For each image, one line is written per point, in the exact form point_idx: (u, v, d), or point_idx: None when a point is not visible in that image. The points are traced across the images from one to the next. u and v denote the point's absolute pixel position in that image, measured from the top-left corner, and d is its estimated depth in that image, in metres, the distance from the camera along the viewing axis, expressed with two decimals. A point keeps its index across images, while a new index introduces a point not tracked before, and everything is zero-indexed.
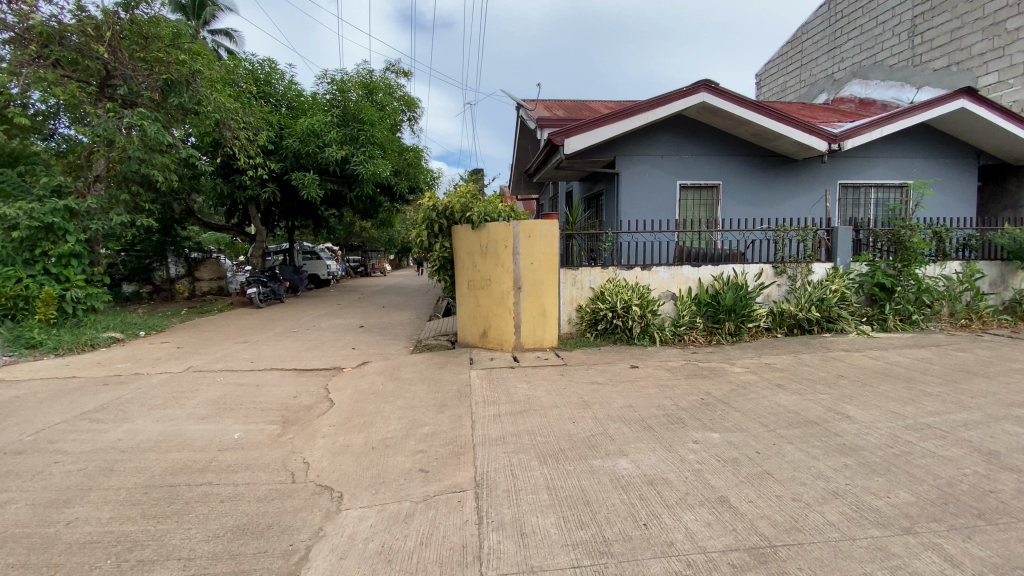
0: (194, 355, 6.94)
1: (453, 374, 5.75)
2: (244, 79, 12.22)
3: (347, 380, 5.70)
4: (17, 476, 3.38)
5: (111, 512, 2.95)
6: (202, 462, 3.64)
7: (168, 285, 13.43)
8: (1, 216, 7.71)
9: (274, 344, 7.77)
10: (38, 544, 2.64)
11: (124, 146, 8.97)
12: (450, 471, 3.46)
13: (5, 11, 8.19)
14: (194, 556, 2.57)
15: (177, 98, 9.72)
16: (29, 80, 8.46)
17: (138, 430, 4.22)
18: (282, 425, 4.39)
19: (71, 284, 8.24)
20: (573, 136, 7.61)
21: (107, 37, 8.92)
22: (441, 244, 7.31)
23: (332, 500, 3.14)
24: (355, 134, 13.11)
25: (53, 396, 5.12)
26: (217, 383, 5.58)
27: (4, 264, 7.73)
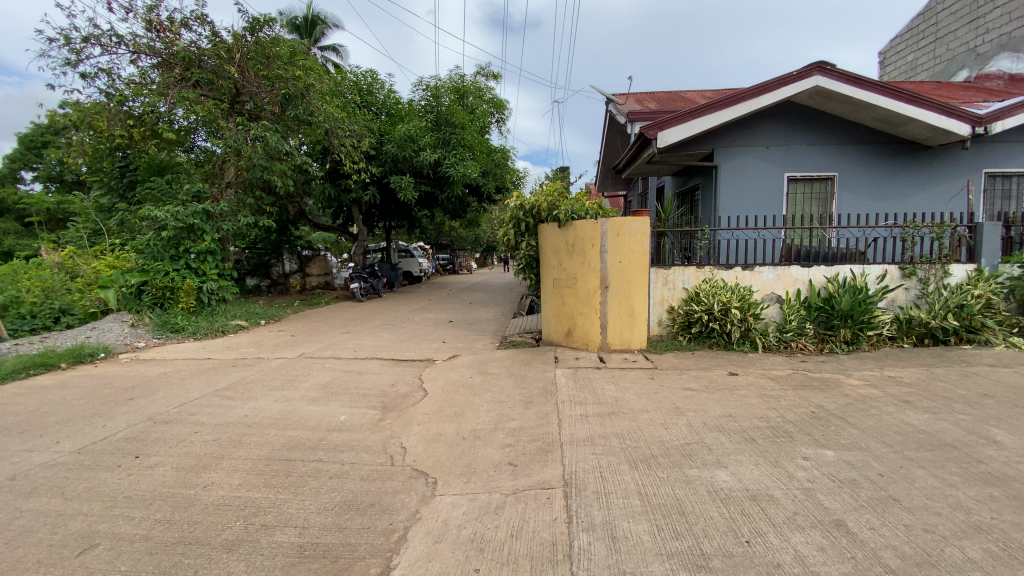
0: (305, 343, 7.63)
1: (539, 372, 5.78)
2: (349, 90, 13.19)
3: (439, 372, 5.95)
4: (167, 443, 3.93)
5: (241, 479, 3.33)
6: (313, 440, 3.99)
7: (284, 279, 14.87)
8: (154, 219, 9.00)
9: (373, 335, 8.31)
10: (182, 503, 3.03)
11: (250, 155, 10.15)
12: (538, 467, 3.47)
13: (155, 39, 9.55)
14: (307, 526, 2.81)
15: (293, 110, 10.77)
16: (177, 101, 9.78)
17: (261, 408, 4.73)
18: (381, 410, 4.69)
19: (208, 277, 9.39)
20: (668, 129, 7.28)
21: (236, 59, 10.07)
22: (527, 242, 7.38)
23: (427, 484, 3.28)
24: (447, 137, 13.66)
25: (193, 374, 5.89)
26: (324, 369, 6.09)
27: (156, 259, 9.02)
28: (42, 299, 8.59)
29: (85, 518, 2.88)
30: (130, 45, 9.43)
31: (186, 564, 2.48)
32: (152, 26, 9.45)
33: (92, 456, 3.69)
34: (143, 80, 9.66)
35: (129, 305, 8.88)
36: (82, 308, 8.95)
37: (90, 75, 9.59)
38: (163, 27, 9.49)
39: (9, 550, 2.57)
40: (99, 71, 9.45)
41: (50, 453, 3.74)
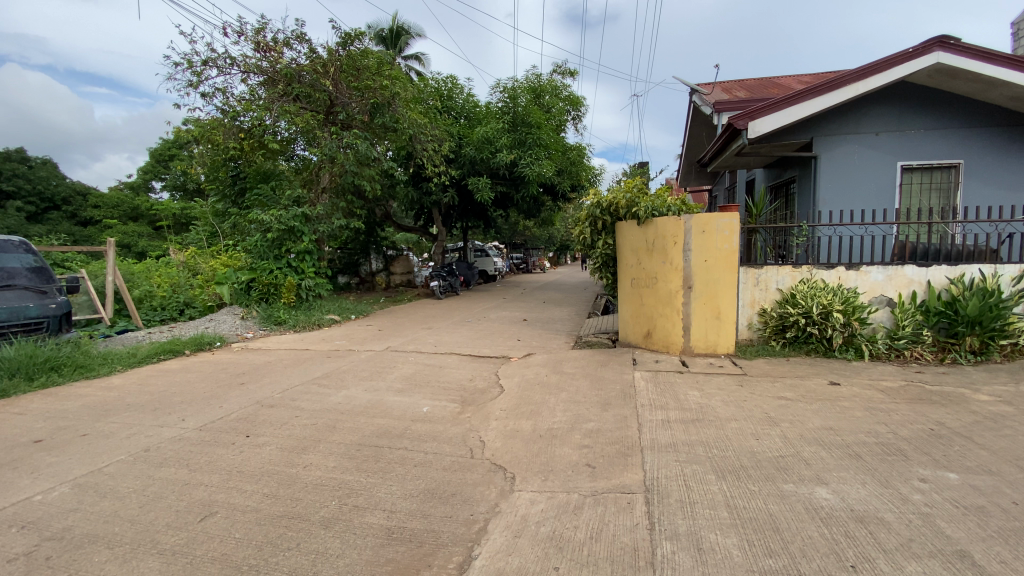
0: (390, 337, 8.07)
1: (617, 373, 5.67)
2: (431, 96, 13.72)
3: (515, 369, 6.02)
4: (272, 424, 4.32)
5: (335, 462, 3.59)
6: (399, 429, 4.20)
7: (371, 278, 15.78)
8: (262, 222, 9.96)
9: (452, 332, 8.58)
10: (286, 480, 3.33)
11: (343, 162, 10.97)
12: (617, 470, 3.39)
13: (262, 59, 10.52)
14: (395, 510, 2.97)
15: (381, 117, 11.45)
16: (280, 114, 10.71)
17: (352, 396, 5.06)
18: (461, 404, 4.84)
19: (306, 275, 10.21)
20: (759, 118, 6.82)
21: (331, 72, 10.85)
22: (604, 240, 7.25)
23: (506, 479, 3.34)
24: (524, 137, 13.78)
25: (293, 364, 6.44)
26: (408, 362, 6.39)
27: (263, 258, 9.96)
28: (171, 294, 9.95)
29: (206, 488, 3.25)
30: (242, 66, 10.47)
31: (289, 537, 2.71)
32: (260, 47, 10.42)
33: (212, 433, 4.15)
34: (252, 96, 10.66)
35: (240, 300, 9.89)
36: (202, 302, 10.11)
37: (209, 95, 10.78)
38: (269, 48, 10.45)
39: (148, 512, 2.97)
40: (216, 90, 10.59)
41: (178, 428, 4.26)
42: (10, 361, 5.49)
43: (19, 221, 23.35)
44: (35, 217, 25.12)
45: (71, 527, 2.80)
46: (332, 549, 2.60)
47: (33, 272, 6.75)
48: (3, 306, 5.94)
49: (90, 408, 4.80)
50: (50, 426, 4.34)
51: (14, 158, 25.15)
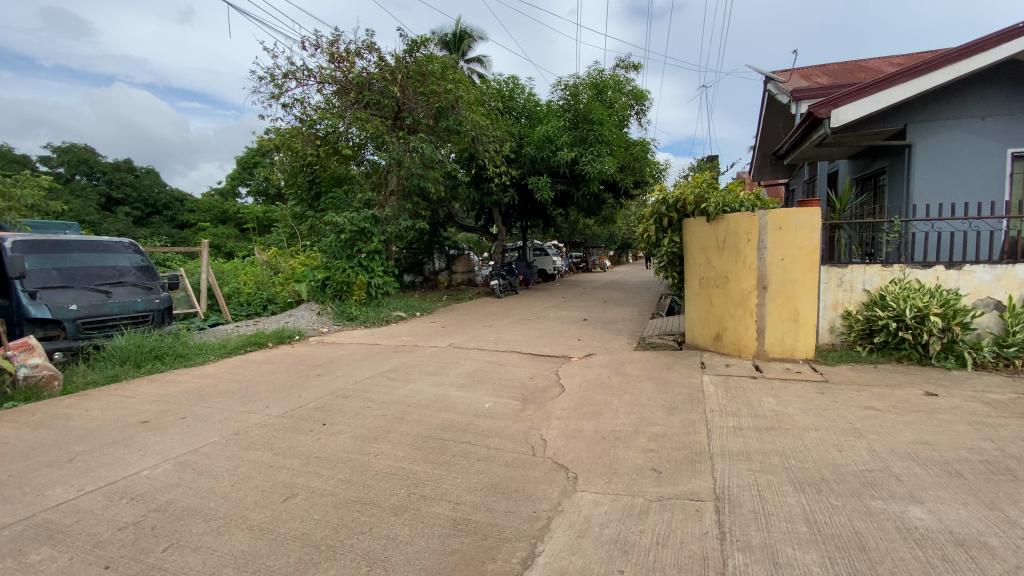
0: (453, 334, 8.29)
1: (683, 377, 5.48)
2: (492, 97, 13.91)
3: (577, 369, 5.98)
4: (346, 414, 4.58)
5: (404, 452, 3.74)
6: (463, 423, 4.31)
7: (434, 276, 16.30)
8: (336, 224, 10.62)
9: (513, 330, 8.68)
10: (359, 467, 3.52)
11: (409, 165, 11.42)
12: (685, 477, 3.29)
13: (336, 69, 11.12)
14: (460, 502, 3.05)
15: (445, 121, 11.83)
16: (352, 121, 11.28)
17: (418, 390, 5.26)
18: (522, 401, 4.88)
19: (375, 273, 10.73)
20: (844, 105, 6.33)
21: (398, 79, 11.29)
22: (670, 238, 7.02)
23: (568, 479, 3.33)
24: (585, 134, 13.61)
25: (364, 357, 6.77)
26: (471, 359, 6.53)
27: (337, 257, 10.57)
28: (256, 291, 10.81)
29: (288, 471, 3.49)
30: (318, 77, 11.13)
31: (363, 521, 2.86)
32: (334, 58, 11.02)
33: (293, 420, 4.47)
34: (327, 104, 11.31)
35: (316, 297, 10.54)
36: (283, 299, 10.89)
37: (289, 105, 11.55)
38: (342, 58, 11.02)
39: (238, 490, 3.24)
40: (295, 101, 11.33)
41: (263, 414, 4.62)
42: (122, 351, 6.22)
43: (128, 225, 26.21)
44: (141, 221, 28.12)
45: (172, 501, 3.12)
46: (401, 536, 2.71)
47: (140, 270, 7.55)
48: (116, 300, 6.73)
49: (189, 393, 5.32)
50: (155, 408, 4.85)
51: (124, 168, 28.23)
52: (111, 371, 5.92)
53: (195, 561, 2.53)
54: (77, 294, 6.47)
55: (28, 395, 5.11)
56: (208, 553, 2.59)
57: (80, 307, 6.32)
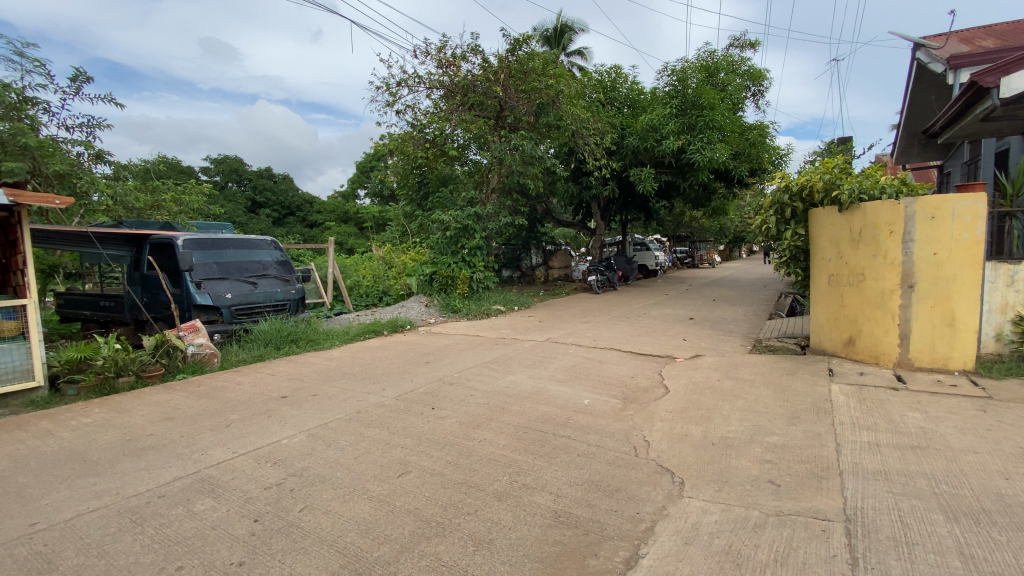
0: (552, 329, 8.35)
1: (806, 384, 4.98)
2: (594, 88, 13.68)
3: (682, 370, 5.70)
4: (452, 400, 4.83)
5: (505, 441, 3.85)
6: (563, 418, 4.33)
7: (531, 271, 16.51)
8: (442, 221, 11.20)
9: (613, 327, 8.52)
10: (464, 451, 3.69)
11: (510, 163, 11.67)
12: (807, 493, 2.99)
13: (443, 74, 11.63)
14: (561, 495, 3.07)
15: (546, 117, 11.92)
16: (457, 123, 11.78)
17: (518, 382, 5.39)
18: (623, 400, 4.78)
19: (477, 268, 11.16)
20: (1019, 72, 5.29)
21: (501, 78, 11.56)
22: (794, 231, 6.37)
23: (674, 483, 3.20)
24: (693, 121, 12.86)
25: (467, 348, 7.09)
26: (570, 355, 6.53)
27: (443, 253, 11.15)
28: (373, 284, 11.84)
29: (402, 449, 3.78)
30: (427, 83, 11.75)
31: (469, 503, 3.00)
32: (442, 63, 11.55)
33: (405, 403, 4.82)
34: (435, 108, 11.87)
35: (424, 290, 11.22)
36: (395, 291, 11.74)
37: (401, 111, 12.35)
38: (449, 63, 11.51)
39: (360, 463, 3.57)
40: (407, 107, 12.09)
41: (380, 396, 5.05)
42: (265, 334, 7.15)
43: (269, 225, 29.91)
44: (279, 221, 32.01)
45: (307, 468, 3.53)
46: (505, 522, 2.80)
47: (279, 264, 8.57)
48: (261, 290, 7.79)
49: (318, 373, 5.97)
50: (291, 385, 5.52)
51: (266, 175, 32.21)
52: (257, 352, 6.84)
53: (325, 523, 2.84)
54: (232, 285, 7.57)
55: (194, 368, 6.09)
56: (336, 517, 2.90)
57: (233, 296, 7.38)
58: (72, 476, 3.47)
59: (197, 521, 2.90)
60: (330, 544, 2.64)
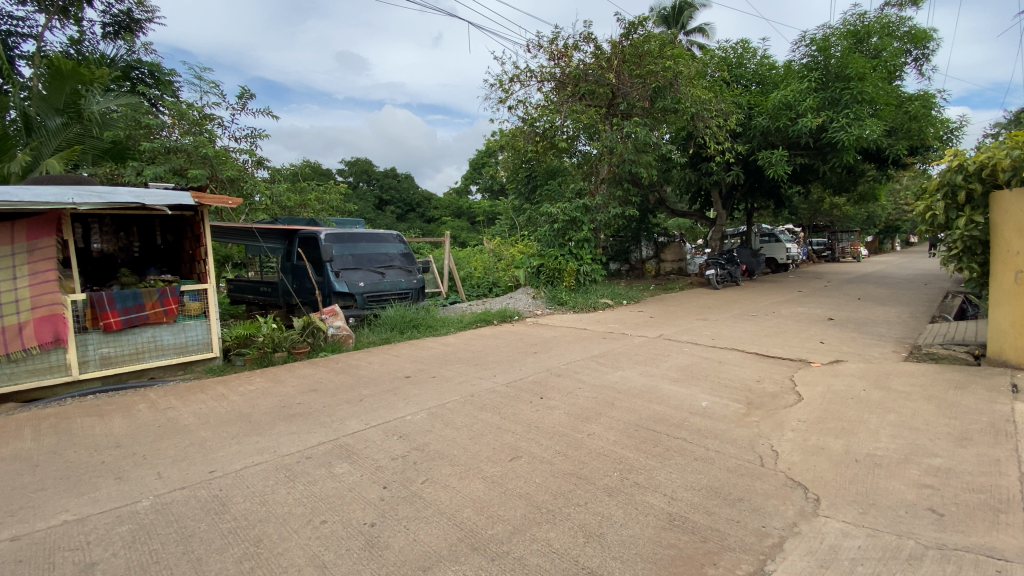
0: (665, 325, 7.98)
1: (981, 401, 4.18)
2: (717, 67, 12.72)
3: (817, 377, 5.11)
4: (560, 391, 4.86)
5: (616, 437, 3.78)
6: (677, 419, 4.13)
7: (641, 264, 15.86)
8: (550, 214, 11.20)
9: (733, 325, 7.91)
10: (574, 443, 3.70)
11: (622, 151, 11.31)
12: (981, 527, 2.52)
13: (556, 65, 11.61)
14: (676, 498, 2.94)
15: (662, 101, 11.43)
16: (568, 115, 11.62)
17: (629, 378, 5.25)
18: (746, 405, 4.43)
19: (584, 261, 11.04)
20: None
21: (614, 65, 11.28)
22: (969, 219, 5.31)
23: (807, 499, 2.90)
24: (836, 95, 11.40)
25: (576, 340, 7.07)
26: (685, 353, 6.20)
27: (550, 246, 11.18)
28: (483, 275, 12.37)
29: (513, 435, 3.89)
30: (539, 76, 11.80)
31: (579, 495, 3.00)
32: (554, 55, 11.54)
33: (515, 390, 4.96)
34: (546, 101, 11.83)
35: (532, 282, 11.38)
36: (504, 283, 12.16)
37: (514, 106, 12.56)
38: (561, 54, 11.46)
39: (474, 444, 3.76)
40: (519, 102, 12.26)
41: (491, 382, 5.25)
42: (391, 319, 7.80)
43: (393, 220, 32.44)
44: (401, 217, 34.58)
45: (427, 444, 3.80)
46: (616, 518, 2.76)
47: (403, 256, 9.24)
48: (388, 280, 8.52)
49: (436, 357, 6.38)
50: (413, 367, 5.96)
51: (390, 175, 34.99)
52: (384, 335, 7.49)
53: (444, 497, 3.04)
54: (364, 274, 8.37)
55: (333, 347, 6.85)
56: (453, 492, 3.08)
57: (365, 284, 8.17)
58: (240, 434, 4.10)
59: (336, 482, 3.27)
60: (448, 517, 2.82)
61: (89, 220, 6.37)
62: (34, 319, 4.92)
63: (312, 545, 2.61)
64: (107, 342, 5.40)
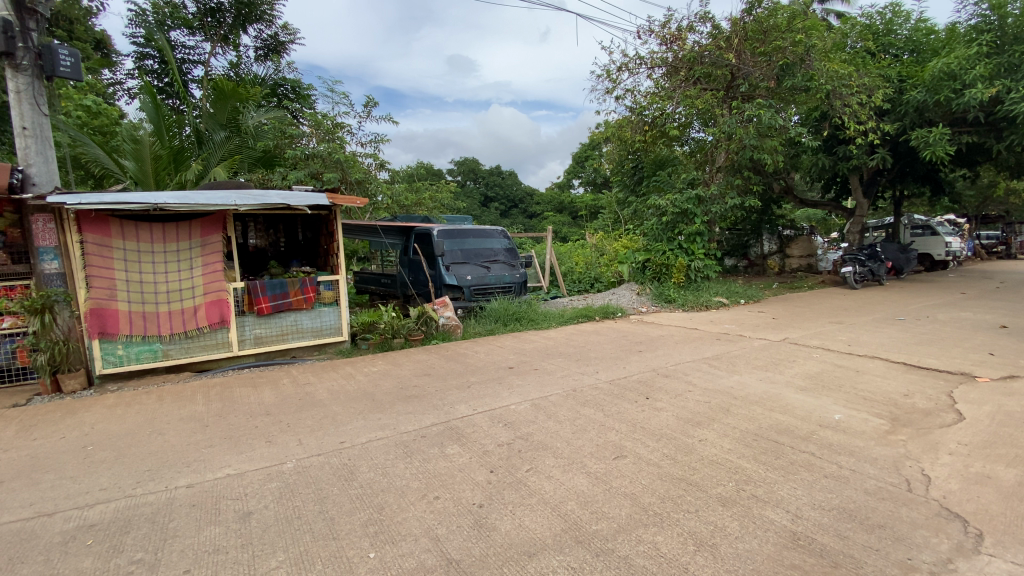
0: (789, 328, 7.26)
1: None
2: (859, 37, 11.26)
3: (985, 394, 4.32)
4: (668, 392, 4.67)
5: (731, 445, 3.54)
6: (803, 431, 3.75)
7: (762, 260, 14.62)
8: (658, 206, 10.73)
9: (873, 330, 6.97)
10: (684, 447, 3.53)
11: (742, 137, 10.42)
12: None
13: (669, 49, 11.06)
14: (801, 515, 2.68)
15: (791, 79, 10.39)
16: (680, 101, 10.99)
17: (746, 383, 4.87)
18: (889, 421, 3.88)
19: (696, 256, 10.44)
20: None
21: (735, 44, 10.50)
22: None
23: (968, 534, 2.48)
24: (1017, 59, 9.52)
25: (685, 340, 6.73)
26: (812, 359, 5.60)
27: (658, 240, 10.74)
28: (585, 270, 12.27)
29: (617, 433, 3.82)
30: (649, 63, 11.31)
31: (688, 501, 2.87)
32: (666, 39, 11.00)
33: (620, 388, 4.85)
34: (656, 88, 11.32)
35: (637, 278, 11.01)
36: (607, 279, 11.99)
37: (621, 96, 12.20)
38: (674, 37, 10.89)
39: (578, 438, 3.75)
40: (627, 91, 11.87)
41: (595, 378, 5.20)
42: (496, 312, 8.05)
43: (497, 217, 33.36)
44: (505, 213, 35.40)
45: (531, 434, 3.87)
46: (730, 529, 2.59)
47: (507, 251, 9.46)
48: (493, 274, 8.81)
49: (539, 351, 6.46)
50: (517, 359, 6.10)
51: (495, 173, 35.99)
52: (490, 327, 7.76)
53: (548, 487, 3.08)
54: (472, 268, 8.74)
55: (443, 336, 7.26)
56: (557, 484, 3.11)
57: (472, 278, 8.54)
58: (364, 411, 4.53)
59: (447, 461, 3.47)
60: (552, 507, 2.86)
61: (247, 219, 7.49)
62: (205, 303, 5.87)
63: (427, 518, 2.81)
64: (260, 324, 6.27)
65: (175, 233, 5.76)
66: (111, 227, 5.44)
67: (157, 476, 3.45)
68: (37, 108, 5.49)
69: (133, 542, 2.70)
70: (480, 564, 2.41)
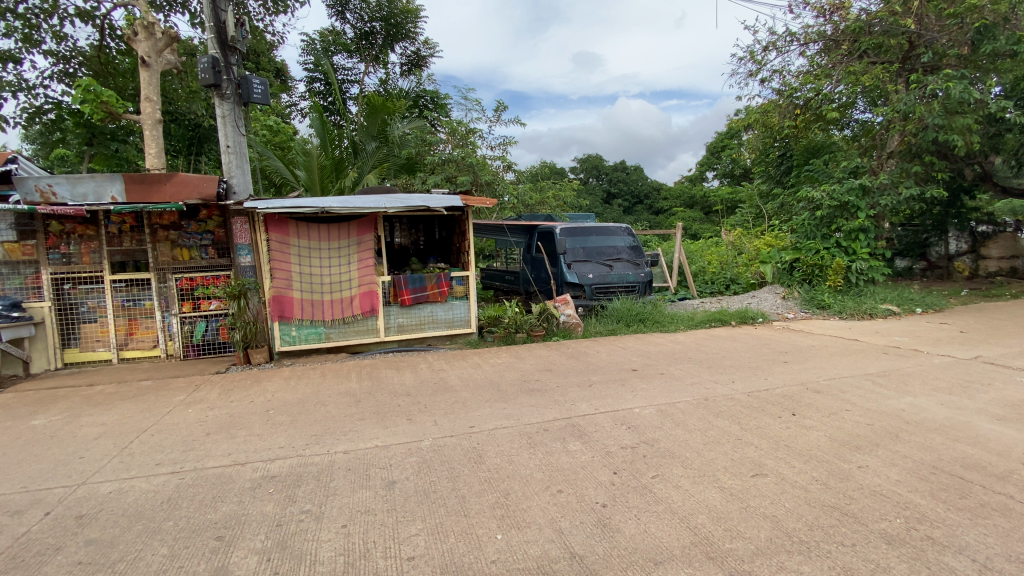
0: (983, 344, 6.00)
1: None
2: None
3: None
4: (819, 410, 4.16)
5: (899, 476, 3.05)
6: (1001, 468, 3.09)
7: (945, 262, 12.36)
8: (811, 199, 9.57)
9: None
10: (838, 473, 3.12)
11: (922, 116, 8.80)
12: None
13: (829, 21, 9.86)
14: (995, 569, 2.22)
15: (992, 42, 8.55)
16: (841, 79, 9.68)
17: (921, 406, 4.14)
18: None
19: (858, 256, 9.13)
20: None
21: (915, 7, 8.92)
22: None
23: None
24: None
25: (840, 353, 5.92)
26: (1017, 384, 4.55)
27: (810, 237, 9.63)
28: (719, 271, 11.43)
29: (755, 449, 3.52)
30: (802, 39, 10.14)
31: (842, 532, 2.54)
32: (824, 11, 9.79)
33: (759, 401, 4.44)
34: (811, 67, 10.18)
35: (781, 279, 9.96)
36: (745, 280, 11.02)
37: (767, 79, 11.12)
38: (835, 7, 9.64)
39: (710, 450, 3.54)
40: (773, 73, 10.81)
41: (729, 388, 4.82)
42: (618, 312, 7.88)
43: (620, 214, 32.56)
44: (629, 210, 34.36)
45: (657, 439, 3.74)
46: (895, 571, 2.25)
47: (631, 249, 9.21)
48: (615, 272, 8.66)
49: (666, 354, 6.18)
50: (641, 361, 5.91)
51: (620, 168, 35.07)
52: (612, 326, 7.64)
53: (675, 496, 2.96)
54: (595, 266, 8.69)
55: (565, 332, 7.32)
56: (685, 494, 2.98)
57: (594, 276, 8.51)
58: (491, 399, 4.77)
59: (571, 457, 3.52)
60: (680, 517, 2.74)
61: (393, 220, 8.32)
62: (359, 294, 6.67)
63: (551, 509, 2.88)
64: (402, 314, 6.94)
65: (338, 233, 6.62)
66: (289, 228, 6.43)
67: (320, 441, 4.02)
68: (237, 129, 6.73)
69: (303, 495, 3.19)
70: (603, 563, 2.41)
